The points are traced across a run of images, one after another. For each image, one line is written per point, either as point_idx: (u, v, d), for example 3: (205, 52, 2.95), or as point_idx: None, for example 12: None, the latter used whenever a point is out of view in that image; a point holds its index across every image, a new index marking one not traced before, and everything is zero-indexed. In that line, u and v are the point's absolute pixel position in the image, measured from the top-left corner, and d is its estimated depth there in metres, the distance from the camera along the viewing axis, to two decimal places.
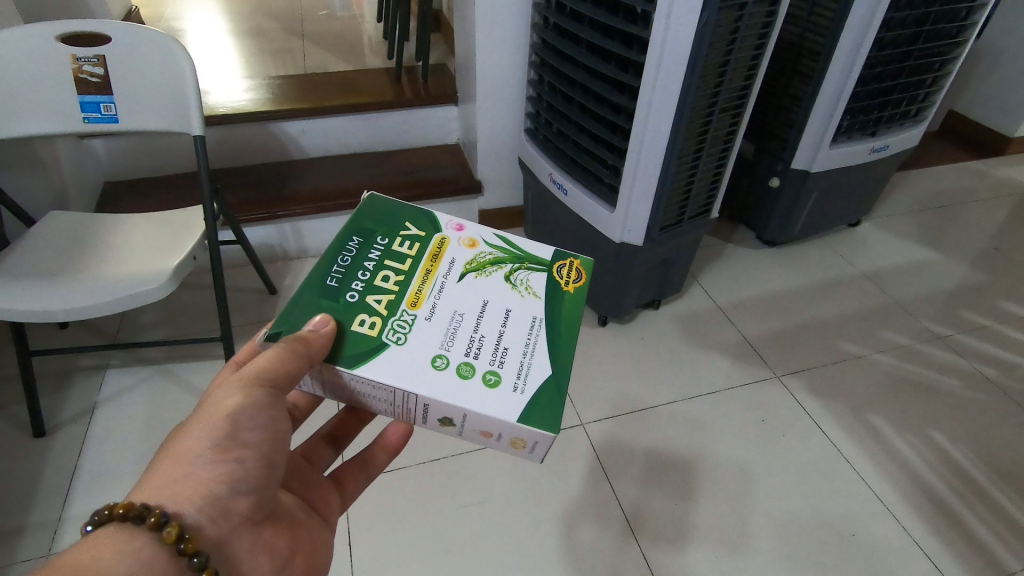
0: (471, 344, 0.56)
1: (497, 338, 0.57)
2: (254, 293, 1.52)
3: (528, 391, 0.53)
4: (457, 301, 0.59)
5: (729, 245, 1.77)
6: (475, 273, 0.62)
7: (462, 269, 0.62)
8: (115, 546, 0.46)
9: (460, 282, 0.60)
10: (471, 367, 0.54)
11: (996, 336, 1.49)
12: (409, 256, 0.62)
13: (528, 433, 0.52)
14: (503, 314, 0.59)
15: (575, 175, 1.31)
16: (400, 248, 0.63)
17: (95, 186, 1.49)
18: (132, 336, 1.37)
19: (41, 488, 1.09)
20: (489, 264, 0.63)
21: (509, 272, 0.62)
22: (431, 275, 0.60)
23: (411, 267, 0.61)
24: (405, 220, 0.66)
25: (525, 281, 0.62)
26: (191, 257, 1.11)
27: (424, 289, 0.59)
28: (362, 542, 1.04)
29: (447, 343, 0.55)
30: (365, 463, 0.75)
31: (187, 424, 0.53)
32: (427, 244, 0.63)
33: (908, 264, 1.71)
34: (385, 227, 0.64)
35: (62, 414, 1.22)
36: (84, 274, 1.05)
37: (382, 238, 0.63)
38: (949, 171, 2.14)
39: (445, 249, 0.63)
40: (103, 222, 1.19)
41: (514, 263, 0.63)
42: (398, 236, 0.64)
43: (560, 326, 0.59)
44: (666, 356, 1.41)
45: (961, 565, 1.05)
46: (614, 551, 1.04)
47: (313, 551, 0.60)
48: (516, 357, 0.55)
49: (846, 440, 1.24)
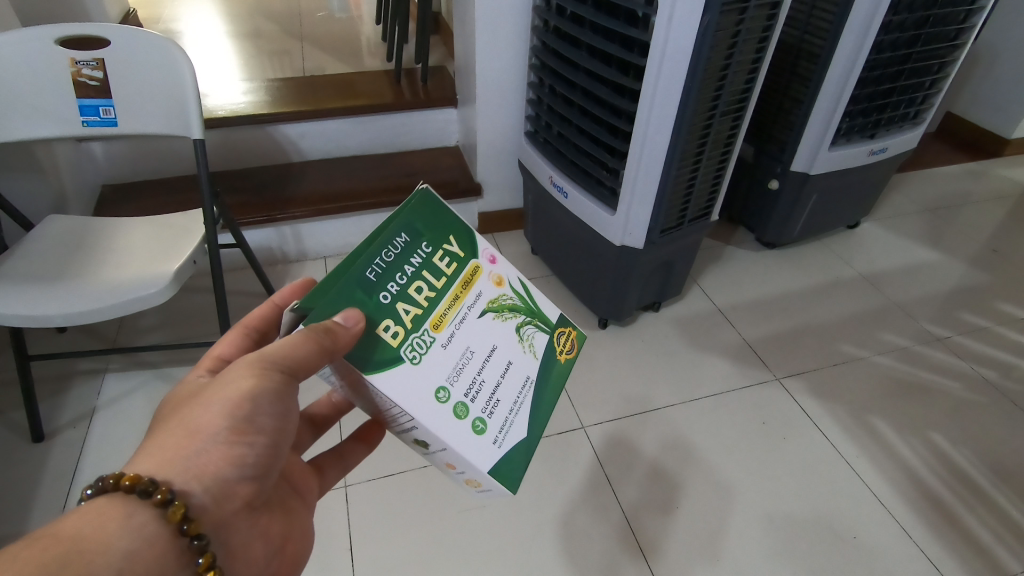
0: (473, 384, 0.56)
1: (494, 387, 0.58)
2: (255, 296, 1.52)
3: (504, 447, 0.57)
4: (470, 336, 0.57)
5: (728, 246, 1.77)
6: (492, 313, 0.60)
7: (485, 305, 0.59)
8: (118, 519, 0.45)
9: (481, 318, 0.58)
10: (465, 408, 0.55)
11: (995, 337, 1.49)
12: (446, 274, 0.57)
13: (489, 482, 0.57)
14: (504, 364, 0.59)
15: (574, 177, 1.31)
16: (441, 263, 0.56)
17: (94, 189, 1.49)
18: (132, 339, 1.37)
19: (40, 493, 1.08)
20: (507, 309, 0.61)
21: (521, 324, 0.62)
22: (460, 297, 0.57)
23: (445, 286, 0.56)
24: (453, 228, 0.58)
25: (530, 337, 0.63)
26: (191, 261, 1.11)
27: (449, 313, 0.56)
28: (363, 546, 1.03)
29: (453, 376, 0.55)
30: (342, 455, 0.76)
31: (199, 396, 0.52)
32: (465, 268, 0.58)
33: (907, 265, 1.71)
34: (433, 232, 0.56)
35: (61, 418, 1.21)
36: (84, 277, 1.04)
37: (427, 245, 0.56)
38: (947, 172, 2.14)
39: (477, 279, 0.59)
40: (99, 226, 1.18)
41: (527, 316, 0.63)
42: (442, 248, 0.57)
43: (541, 393, 0.62)
44: (666, 358, 1.41)
45: (961, 566, 1.05)
46: (616, 553, 1.04)
47: (301, 539, 0.61)
48: (505, 411, 0.58)
49: (846, 442, 1.24)
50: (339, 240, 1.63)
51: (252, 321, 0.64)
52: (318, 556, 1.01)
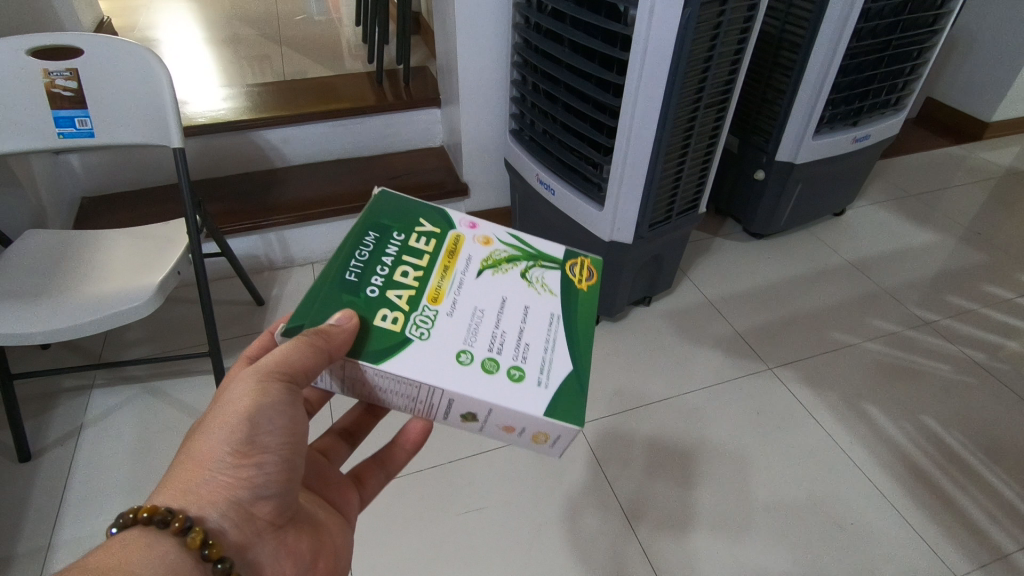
0: (494, 339, 0.56)
1: (518, 334, 0.57)
2: (242, 305, 1.50)
3: (552, 384, 0.54)
4: (475, 298, 0.59)
5: (717, 238, 1.77)
6: (489, 272, 0.62)
7: (479, 266, 0.62)
8: (142, 550, 0.45)
9: (478, 278, 0.61)
10: (494, 361, 0.55)
11: (982, 319, 1.51)
12: (427, 253, 0.61)
13: (552, 426, 0.53)
14: (522, 310, 0.59)
15: (561, 174, 1.30)
16: (417, 243, 0.62)
17: (73, 202, 1.46)
18: (118, 353, 1.35)
19: (29, 515, 1.06)
20: (504, 262, 0.63)
21: (525, 270, 0.63)
22: (452, 268, 0.61)
23: (429, 263, 0.60)
24: (419, 216, 0.65)
25: (539, 279, 0.63)
26: (175, 272, 1.09)
27: (444, 284, 0.59)
28: (361, 553, 1.02)
29: (470, 338, 0.55)
30: (382, 460, 0.73)
31: (205, 422, 0.52)
32: (444, 242, 0.63)
33: (893, 250, 1.73)
34: (400, 223, 0.64)
35: (47, 438, 1.19)
36: (66, 292, 1.02)
37: (399, 233, 0.63)
38: (930, 156, 2.17)
39: (463, 247, 0.63)
40: (81, 240, 1.16)
41: (529, 261, 0.64)
42: (415, 232, 0.63)
43: (575, 327, 0.60)
44: (659, 351, 1.41)
45: (957, 548, 1.06)
46: (617, 553, 1.03)
47: (335, 554, 0.59)
48: (538, 350, 0.57)
49: (840, 427, 1.25)
50: (326, 246, 1.61)
51: (253, 351, 0.65)
52: None
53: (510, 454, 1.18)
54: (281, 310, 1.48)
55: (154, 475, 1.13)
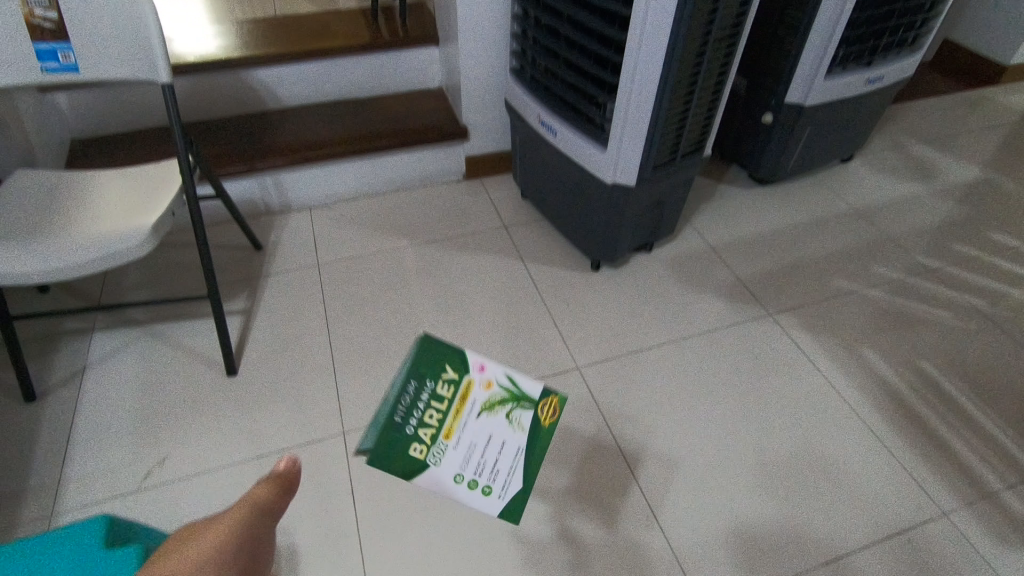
0: (479, 468, 0.54)
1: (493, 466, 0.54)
2: (239, 250, 1.48)
3: (506, 494, 0.53)
4: (467, 436, 0.54)
5: (722, 184, 1.74)
6: (484, 408, 0.55)
7: (479, 411, 0.54)
8: None
9: (479, 426, 0.54)
10: (461, 485, 0.53)
11: (985, 267, 1.50)
12: (445, 403, 0.54)
13: None
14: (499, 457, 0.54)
15: (563, 114, 1.27)
16: (440, 393, 0.53)
17: (62, 143, 1.42)
18: (117, 297, 1.34)
19: (38, 452, 1.08)
20: (503, 410, 0.55)
21: (508, 414, 0.55)
22: (458, 404, 0.54)
23: (447, 413, 0.53)
24: (447, 361, 0.54)
25: (516, 421, 0.55)
26: (170, 212, 1.07)
27: (452, 429, 0.53)
28: (366, 490, 1.05)
29: (465, 467, 0.53)
30: None
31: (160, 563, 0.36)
32: (458, 376, 0.54)
33: (901, 197, 1.70)
34: (435, 374, 0.54)
35: (52, 378, 1.20)
36: (60, 232, 1.01)
37: (428, 385, 0.53)
38: (943, 101, 2.10)
39: (471, 398, 0.54)
40: (71, 180, 1.13)
41: (516, 403, 0.55)
42: (442, 383, 0.54)
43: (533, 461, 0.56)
44: (660, 298, 1.40)
45: (947, 487, 1.08)
46: (613, 491, 1.06)
47: None
48: (504, 470, 0.54)
49: (837, 373, 1.26)
50: (324, 191, 1.58)
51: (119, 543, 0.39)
52: (323, 505, 1.03)
53: None
54: (278, 256, 1.47)
55: (159, 415, 1.14)
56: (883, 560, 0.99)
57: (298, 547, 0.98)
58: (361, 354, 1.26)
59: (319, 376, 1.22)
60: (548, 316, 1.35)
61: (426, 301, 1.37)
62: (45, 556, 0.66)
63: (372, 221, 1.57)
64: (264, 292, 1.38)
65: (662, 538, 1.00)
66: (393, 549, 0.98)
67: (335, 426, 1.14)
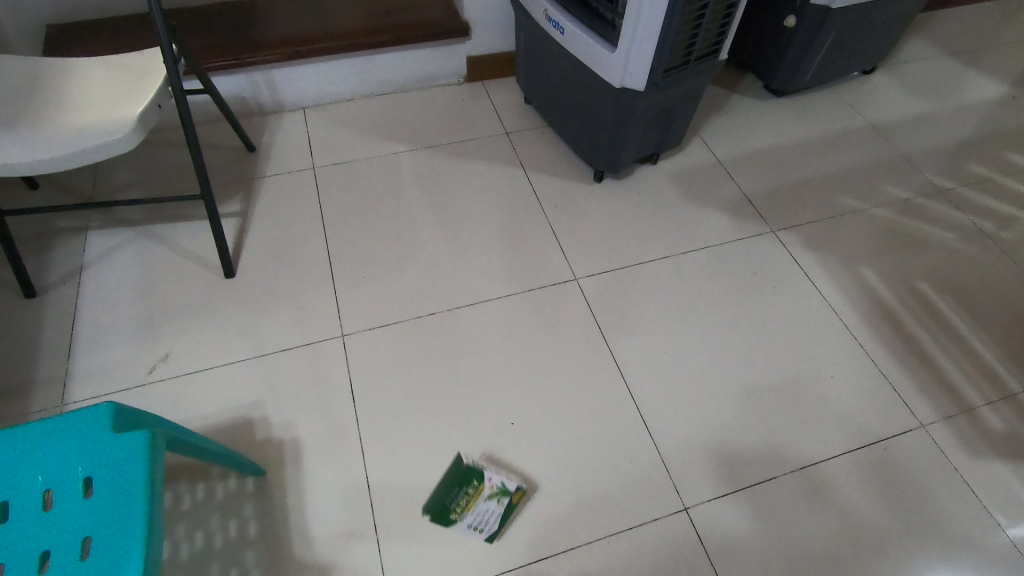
0: (479, 516, 0.93)
1: (489, 514, 0.93)
2: (231, 151, 1.44)
3: (492, 532, 0.93)
4: (479, 505, 0.92)
5: (735, 95, 1.66)
6: (489, 496, 0.92)
7: (486, 495, 0.92)
8: None
9: (484, 501, 0.92)
10: (468, 530, 0.93)
11: (997, 189, 1.46)
12: (470, 493, 0.92)
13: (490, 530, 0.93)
14: (493, 508, 0.93)
15: (572, 9, 1.18)
16: (468, 492, 0.92)
17: (38, 29, 1.34)
18: (109, 195, 1.32)
19: (43, 346, 1.10)
20: (498, 492, 0.92)
21: (498, 495, 0.92)
22: (477, 493, 0.92)
23: (471, 493, 0.92)
24: (472, 476, 0.92)
25: (500, 495, 0.92)
26: (156, 105, 1.02)
27: (472, 500, 0.92)
28: (365, 391, 1.08)
29: (471, 515, 0.93)
30: None
31: None
32: (480, 481, 0.92)
33: (920, 113, 1.63)
34: (464, 482, 0.93)
35: (50, 276, 1.20)
36: (42, 122, 0.97)
37: (467, 488, 0.92)
38: (978, 9, 1.96)
39: (480, 495, 0.92)
40: (48, 67, 1.07)
41: (504, 491, 0.92)
42: (467, 487, 0.92)
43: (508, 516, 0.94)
44: (662, 211, 1.38)
45: (928, 402, 1.12)
46: (605, 397, 1.09)
47: None
48: (494, 522, 0.93)
49: (835, 291, 1.26)
50: (318, 90, 1.51)
51: None
52: (324, 403, 1.06)
53: (506, 305, 1.20)
54: (272, 158, 1.43)
55: (160, 314, 1.15)
56: (857, 466, 1.04)
57: (301, 440, 1.02)
58: (358, 259, 1.26)
59: (317, 280, 1.22)
60: (548, 227, 1.33)
61: (424, 208, 1.35)
62: (55, 437, 0.68)
63: (368, 124, 1.51)
64: (259, 195, 1.35)
65: (649, 441, 1.05)
66: (392, 444, 1.03)
67: (334, 328, 1.15)
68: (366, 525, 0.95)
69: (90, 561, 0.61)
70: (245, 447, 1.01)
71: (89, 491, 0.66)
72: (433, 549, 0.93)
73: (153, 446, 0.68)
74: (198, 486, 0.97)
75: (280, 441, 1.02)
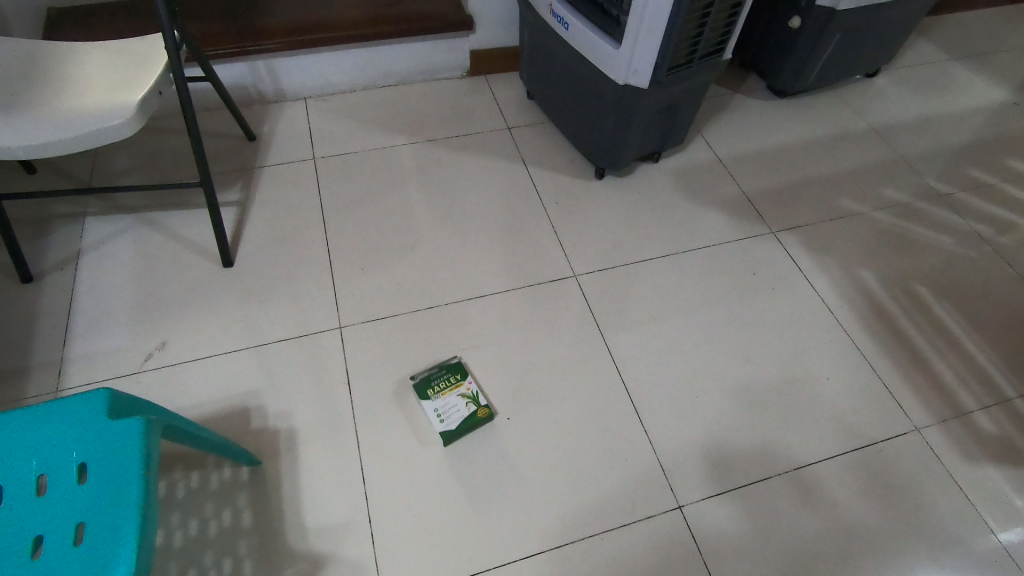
0: (446, 407, 1.04)
1: (454, 409, 1.04)
2: (232, 139, 1.43)
3: (449, 426, 1.03)
4: (452, 396, 1.05)
5: (738, 94, 1.66)
6: (462, 395, 1.06)
7: (461, 393, 1.06)
8: None
9: (456, 395, 1.06)
10: (432, 416, 1.04)
11: (997, 195, 1.46)
12: (451, 383, 1.07)
13: (447, 427, 1.02)
14: (457, 409, 1.04)
15: (577, 4, 1.18)
16: (452, 380, 1.08)
17: (38, 13, 1.33)
18: (107, 182, 1.31)
19: (39, 331, 1.10)
20: (470, 396, 1.06)
21: (471, 398, 1.06)
22: (456, 385, 1.07)
23: (452, 382, 1.07)
24: (461, 371, 1.09)
25: (472, 400, 1.06)
26: (157, 91, 1.01)
27: (449, 391, 1.06)
28: (361, 382, 1.08)
29: (441, 402, 1.05)
30: None
31: None
32: (463, 379, 1.08)
33: (922, 117, 1.63)
34: (454, 373, 1.09)
35: (47, 261, 1.19)
36: (42, 106, 0.96)
37: (450, 376, 1.08)
38: (983, 15, 1.96)
39: (456, 389, 1.07)
40: (49, 51, 1.06)
41: (475, 400, 1.06)
42: (453, 377, 1.08)
43: (465, 428, 1.03)
44: (662, 209, 1.38)
45: (923, 405, 1.12)
46: (601, 394, 1.09)
47: None
48: (455, 419, 1.03)
49: (833, 293, 1.26)
50: (319, 80, 1.50)
51: None
52: (320, 394, 1.06)
53: (504, 300, 1.20)
54: (273, 148, 1.42)
55: (157, 302, 1.15)
56: (851, 468, 1.05)
57: (297, 431, 1.02)
58: (357, 251, 1.25)
59: (315, 271, 1.22)
60: (548, 223, 1.33)
61: (425, 201, 1.34)
62: (50, 423, 0.68)
63: (370, 115, 1.50)
64: (259, 184, 1.35)
65: (645, 438, 1.05)
66: (388, 436, 1.03)
67: (331, 319, 1.15)
68: (360, 516, 0.95)
69: (83, 547, 0.61)
70: (241, 436, 1.01)
71: (84, 478, 0.65)
72: (426, 541, 0.93)
73: (148, 434, 0.68)
74: (193, 474, 0.97)
75: (276, 431, 1.02)
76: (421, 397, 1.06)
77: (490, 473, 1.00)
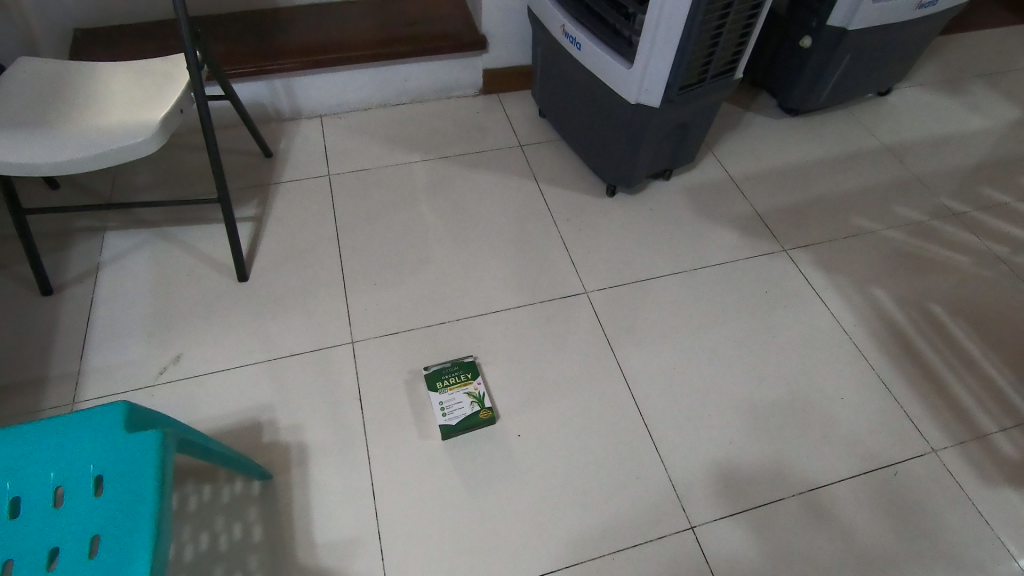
0: (452, 402, 1.07)
1: (458, 406, 1.06)
2: (249, 155, 1.46)
3: (449, 421, 1.05)
4: (459, 392, 1.08)
5: (749, 113, 1.66)
6: (468, 392, 1.08)
7: (468, 391, 1.08)
8: None
9: (462, 392, 1.08)
10: (436, 408, 1.06)
11: (1012, 214, 1.45)
12: (460, 379, 1.10)
13: (448, 422, 1.05)
14: (461, 406, 1.06)
15: (589, 25, 1.20)
16: (462, 377, 1.10)
17: (65, 34, 1.37)
18: (127, 197, 1.34)
19: (57, 343, 1.11)
20: (477, 395, 1.08)
21: (477, 398, 1.07)
22: (465, 382, 1.09)
23: (462, 379, 1.10)
24: (473, 370, 1.11)
25: (477, 400, 1.07)
26: (178, 110, 1.04)
27: (457, 386, 1.09)
28: (373, 397, 1.08)
29: (447, 396, 1.07)
30: None
31: None
32: (473, 378, 1.10)
33: (935, 135, 1.63)
34: (466, 371, 1.11)
35: (67, 274, 1.22)
36: (67, 124, 0.99)
37: (461, 372, 1.11)
38: (997, 34, 1.96)
39: (465, 386, 1.09)
40: (75, 70, 1.09)
41: (480, 400, 1.07)
42: (464, 373, 1.10)
43: (465, 427, 1.05)
44: (674, 226, 1.38)
45: (939, 427, 1.10)
46: (612, 411, 1.09)
47: None
48: (457, 416, 1.05)
49: (846, 311, 1.26)
50: (335, 99, 1.53)
51: None
52: (332, 409, 1.07)
53: (516, 317, 1.20)
54: (289, 164, 1.44)
55: (174, 315, 1.17)
56: (867, 490, 1.03)
57: (308, 445, 1.03)
58: (370, 266, 1.26)
59: (328, 286, 1.23)
60: (559, 240, 1.34)
61: (437, 217, 1.36)
62: (68, 435, 0.69)
63: (384, 132, 1.52)
64: (275, 200, 1.37)
65: (656, 456, 1.04)
66: (399, 451, 1.03)
67: (344, 334, 1.16)
68: (370, 532, 0.95)
69: (98, 559, 0.61)
70: (253, 449, 1.01)
71: (100, 490, 0.66)
72: (435, 558, 0.93)
73: (164, 447, 0.69)
74: (205, 487, 0.97)
75: (287, 445, 1.02)
76: (430, 388, 1.09)
77: (501, 489, 1.00)
